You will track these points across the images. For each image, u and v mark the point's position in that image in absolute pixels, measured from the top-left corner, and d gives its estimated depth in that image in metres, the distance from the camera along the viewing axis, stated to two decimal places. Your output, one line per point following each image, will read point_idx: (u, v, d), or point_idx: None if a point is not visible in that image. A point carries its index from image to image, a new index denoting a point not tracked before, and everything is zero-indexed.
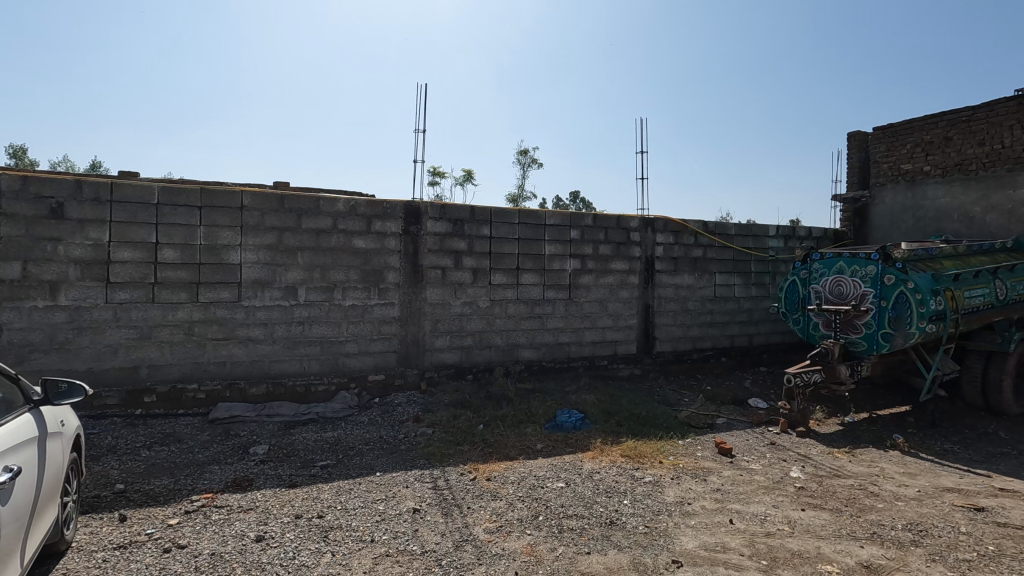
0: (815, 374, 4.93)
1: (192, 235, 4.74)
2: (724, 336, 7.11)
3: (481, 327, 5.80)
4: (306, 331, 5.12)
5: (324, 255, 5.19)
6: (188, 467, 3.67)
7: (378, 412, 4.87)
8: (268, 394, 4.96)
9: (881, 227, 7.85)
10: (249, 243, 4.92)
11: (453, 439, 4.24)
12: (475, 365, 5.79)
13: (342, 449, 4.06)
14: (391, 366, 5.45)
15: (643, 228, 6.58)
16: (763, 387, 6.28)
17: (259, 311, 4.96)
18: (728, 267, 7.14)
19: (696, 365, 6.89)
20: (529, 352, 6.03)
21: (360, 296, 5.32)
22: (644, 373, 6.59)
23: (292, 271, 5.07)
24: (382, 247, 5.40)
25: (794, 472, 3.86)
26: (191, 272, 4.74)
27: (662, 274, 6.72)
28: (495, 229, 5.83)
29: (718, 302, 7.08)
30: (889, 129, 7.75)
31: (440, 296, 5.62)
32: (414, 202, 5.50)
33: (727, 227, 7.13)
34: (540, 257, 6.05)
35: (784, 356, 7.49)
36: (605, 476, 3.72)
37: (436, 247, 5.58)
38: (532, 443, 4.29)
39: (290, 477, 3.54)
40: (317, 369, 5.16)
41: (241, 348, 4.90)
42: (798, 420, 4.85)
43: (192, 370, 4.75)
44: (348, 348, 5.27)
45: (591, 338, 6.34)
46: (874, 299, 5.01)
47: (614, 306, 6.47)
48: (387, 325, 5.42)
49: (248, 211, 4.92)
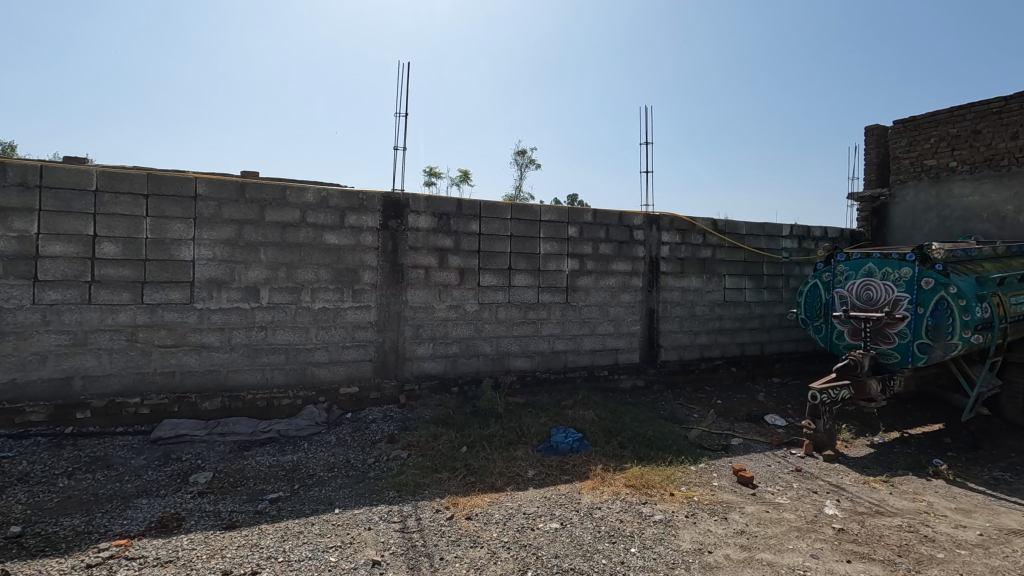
0: (844, 390, 4.38)
1: (137, 228, 4.17)
2: (734, 344, 6.56)
3: (468, 334, 5.22)
4: (269, 337, 4.54)
5: (291, 252, 4.60)
6: (110, 501, 3.08)
7: (348, 431, 4.28)
8: (224, 409, 4.36)
9: (902, 227, 7.30)
10: (204, 237, 4.35)
11: (430, 465, 3.65)
12: (461, 375, 5.20)
13: (299, 478, 3.47)
14: (366, 377, 4.86)
15: (647, 226, 6.03)
16: (779, 401, 5.72)
17: (215, 315, 4.37)
18: (738, 269, 6.59)
19: (703, 376, 6.31)
20: (521, 361, 5.45)
21: (332, 298, 4.74)
22: (648, 385, 6.01)
23: (253, 270, 4.49)
24: (357, 244, 4.82)
25: (828, 509, 3.29)
26: (135, 269, 4.16)
27: (667, 276, 6.16)
28: (484, 225, 5.27)
29: (727, 307, 6.53)
30: (911, 122, 7.20)
31: (422, 299, 5.04)
32: (394, 194, 4.93)
33: (738, 225, 6.59)
34: (535, 257, 5.49)
35: (798, 366, 6.92)
36: (607, 514, 3.13)
37: (419, 244, 5.01)
38: (522, 469, 3.70)
39: (230, 515, 2.95)
40: (281, 381, 4.57)
41: (193, 357, 4.31)
42: (825, 442, 4.29)
43: (135, 382, 4.16)
44: (317, 357, 4.69)
45: (589, 346, 5.77)
46: (909, 305, 4.45)
47: (615, 311, 5.91)
48: (361, 331, 4.83)
49: (202, 201, 4.34)
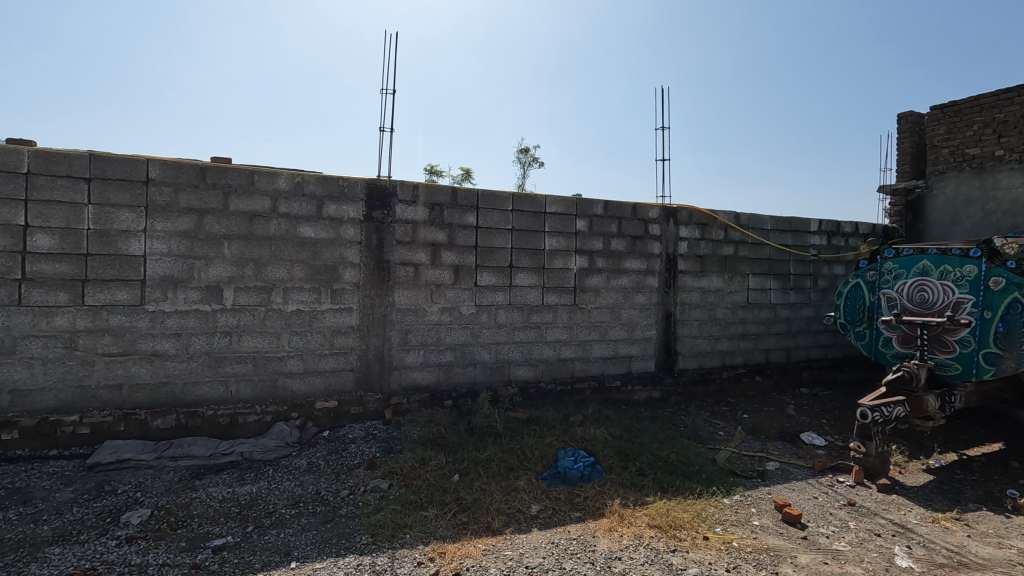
0: (898, 408, 3.77)
1: (77, 217, 3.59)
2: (758, 351, 5.96)
3: (464, 340, 4.63)
4: (233, 344, 3.95)
5: (259, 246, 4.01)
6: (14, 550, 2.50)
7: (321, 454, 3.69)
8: (179, 428, 3.77)
9: (941, 223, 6.66)
10: (157, 228, 3.76)
11: (414, 500, 3.05)
12: (456, 387, 4.60)
13: (255, 516, 2.88)
14: (346, 390, 4.26)
15: (664, 220, 5.44)
16: (813, 416, 5.10)
17: (170, 318, 3.79)
18: (763, 268, 5.99)
19: (725, 386, 5.70)
20: (524, 371, 4.85)
21: (307, 299, 4.14)
22: (665, 397, 5.40)
23: (215, 267, 3.90)
24: (336, 237, 4.23)
25: (900, 560, 2.68)
26: (75, 265, 3.58)
27: (686, 276, 5.56)
28: (482, 217, 4.68)
29: (751, 310, 5.93)
30: (950, 108, 6.57)
31: (411, 300, 4.44)
32: (379, 181, 4.35)
33: (763, 220, 5.99)
34: (539, 253, 4.89)
35: (828, 374, 6.29)
36: (630, 567, 2.52)
37: (408, 238, 4.43)
38: (524, 505, 3.10)
39: (158, 572, 2.36)
40: (248, 395, 3.98)
41: (143, 367, 3.73)
42: (877, 469, 3.68)
43: (75, 397, 3.59)
44: (289, 366, 4.10)
45: (599, 353, 5.18)
46: (974, 309, 3.87)
47: (628, 314, 5.31)
48: (341, 336, 4.24)
49: (155, 186, 3.76)
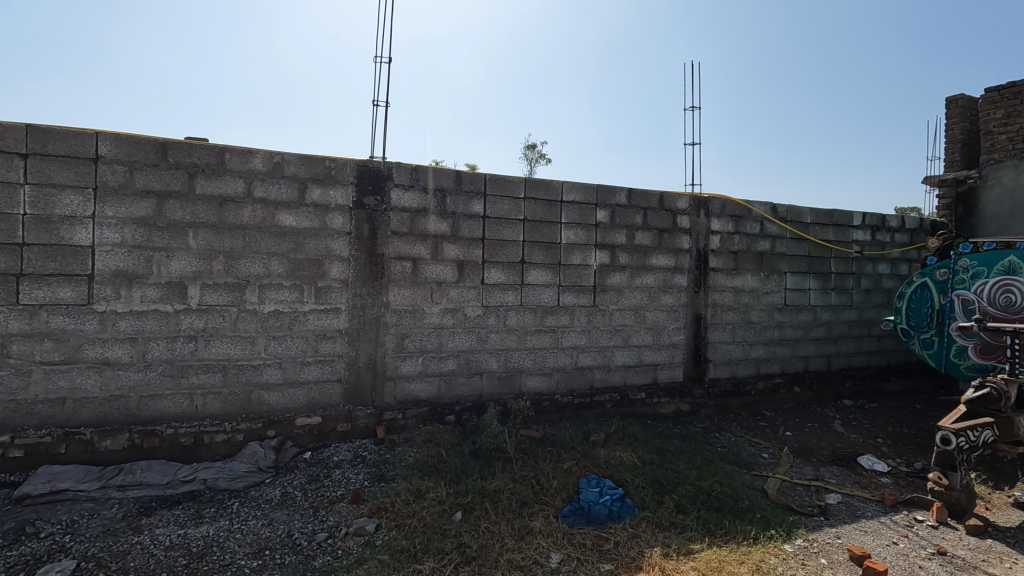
0: (986, 432, 3.17)
1: (10, 200, 3.03)
2: (796, 358, 5.35)
3: (468, 346, 4.04)
4: (199, 351, 3.38)
5: (230, 236, 3.43)
6: None
7: (299, 482, 3.12)
8: (132, 450, 3.20)
9: (996, 218, 6.02)
10: (108, 213, 3.19)
11: (407, 549, 2.47)
12: (459, 401, 4.01)
13: (206, 570, 2.32)
14: (332, 405, 3.68)
15: (694, 211, 4.84)
16: (865, 434, 4.48)
17: (123, 320, 3.22)
18: (802, 266, 5.37)
19: (761, 398, 5.09)
20: (537, 381, 4.26)
21: (287, 299, 3.56)
22: (694, 410, 4.80)
23: (177, 260, 3.33)
24: (322, 227, 3.65)
25: None
26: (8, 257, 3.02)
27: (717, 274, 4.95)
28: (491, 205, 4.09)
29: (789, 313, 5.31)
30: (1009, 89, 5.93)
31: (408, 301, 3.85)
32: (372, 162, 3.78)
33: (802, 212, 5.38)
34: (554, 247, 4.31)
35: (872, 385, 5.68)
36: None
37: (405, 229, 3.85)
38: (542, 554, 2.51)
39: None
40: (217, 410, 3.41)
41: (91, 378, 3.17)
42: (964, 506, 3.07)
43: (8, 414, 3.04)
44: (266, 376, 3.52)
45: (622, 361, 4.58)
46: None
47: (654, 317, 4.70)
48: (327, 342, 3.66)
49: (105, 164, 3.20)
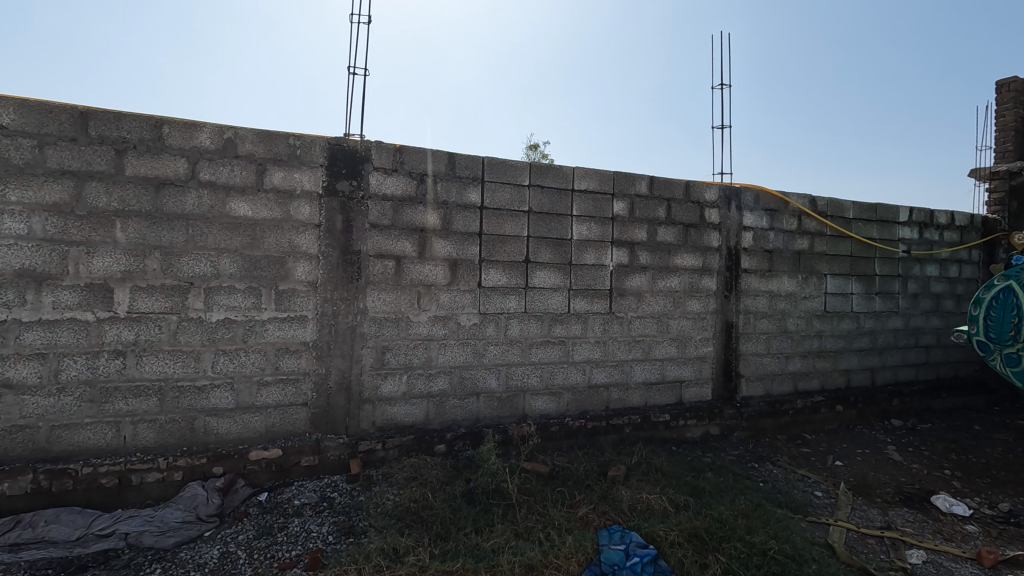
0: None
1: None
2: (838, 372, 4.69)
3: (463, 361, 3.39)
4: (128, 369, 2.73)
5: (169, 228, 2.79)
6: None
7: (246, 537, 2.49)
8: (40, 495, 2.58)
9: None
10: (11, 199, 2.56)
11: None
12: (451, 426, 3.36)
13: None
14: (296, 433, 3.04)
15: (724, 203, 4.19)
16: (927, 464, 3.83)
17: (30, 333, 2.59)
18: (844, 267, 4.72)
19: (800, 419, 4.44)
20: (543, 402, 3.61)
21: (240, 305, 2.92)
22: (725, 434, 4.15)
23: (100, 257, 2.68)
24: (285, 218, 3.01)
25: None
26: None
27: (750, 276, 4.30)
28: (490, 195, 3.44)
29: (829, 320, 4.65)
30: None
31: (389, 308, 3.21)
32: (346, 141, 3.14)
33: (844, 205, 4.73)
34: (564, 245, 3.66)
35: (921, 403, 5.02)
36: None
37: (386, 222, 3.20)
38: None
39: None
40: (151, 442, 2.77)
41: None
42: None
43: None
44: (213, 401, 2.87)
45: (643, 377, 3.94)
46: None
47: (679, 326, 4.06)
48: (290, 357, 3.02)
49: (7, 136, 2.56)
